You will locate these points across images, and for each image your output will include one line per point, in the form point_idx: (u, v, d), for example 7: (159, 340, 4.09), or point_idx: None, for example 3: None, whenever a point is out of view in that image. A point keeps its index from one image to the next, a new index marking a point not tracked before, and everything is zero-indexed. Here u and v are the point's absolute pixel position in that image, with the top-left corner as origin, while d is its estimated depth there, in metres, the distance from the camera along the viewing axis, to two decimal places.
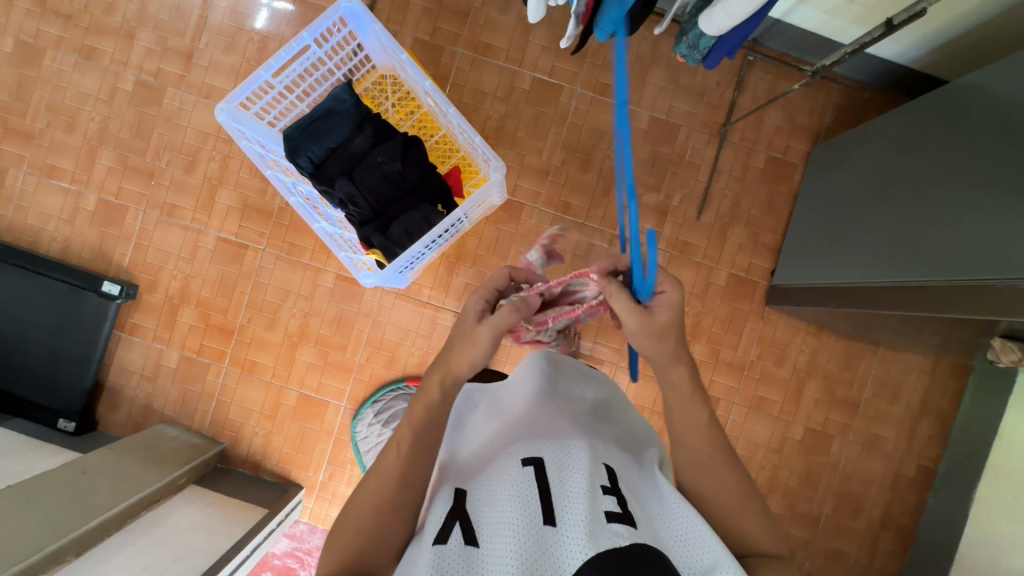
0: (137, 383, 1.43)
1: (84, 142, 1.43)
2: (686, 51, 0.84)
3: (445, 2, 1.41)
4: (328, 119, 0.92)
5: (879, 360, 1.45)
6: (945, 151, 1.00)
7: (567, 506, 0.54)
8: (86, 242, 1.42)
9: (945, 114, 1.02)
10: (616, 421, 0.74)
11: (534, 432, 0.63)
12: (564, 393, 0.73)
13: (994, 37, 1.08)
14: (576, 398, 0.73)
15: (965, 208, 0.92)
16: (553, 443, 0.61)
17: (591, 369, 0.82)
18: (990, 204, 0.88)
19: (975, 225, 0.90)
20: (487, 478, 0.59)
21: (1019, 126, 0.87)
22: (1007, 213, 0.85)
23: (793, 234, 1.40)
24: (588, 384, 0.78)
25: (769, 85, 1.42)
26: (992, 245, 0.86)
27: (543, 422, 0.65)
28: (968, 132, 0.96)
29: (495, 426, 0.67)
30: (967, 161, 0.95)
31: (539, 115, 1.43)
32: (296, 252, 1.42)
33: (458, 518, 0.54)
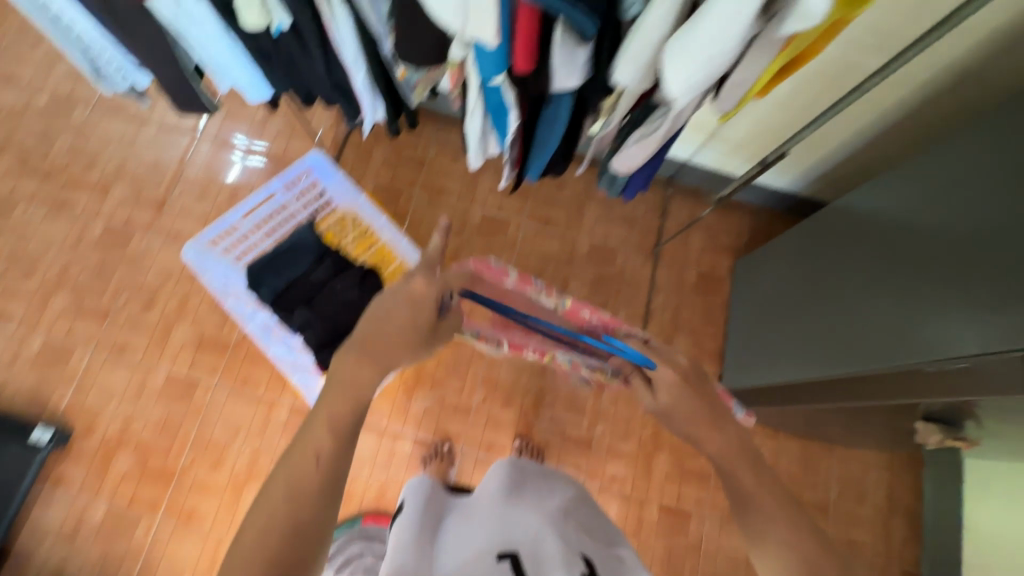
0: (51, 545, 1.27)
1: (41, 286, 1.44)
2: (607, 186, 0.98)
3: (403, 154, 1.61)
4: (290, 254, 1.00)
5: (837, 458, 1.48)
6: (839, 259, 1.17)
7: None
8: (23, 386, 1.36)
9: (845, 228, 1.18)
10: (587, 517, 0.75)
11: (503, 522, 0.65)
12: (531, 491, 0.74)
13: (857, 168, 1.34)
14: (543, 494, 0.75)
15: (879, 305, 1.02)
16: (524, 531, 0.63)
17: (561, 470, 0.86)
18: (881, 298, 1.02)
19: (872, 318, 1.02)
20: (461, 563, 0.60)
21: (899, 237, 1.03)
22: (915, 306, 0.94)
23: (732, 340, 1.51)
24: (555, 484, 0.80)
25: (689, 212, 1.63)
26: (888, 333, 0.97)
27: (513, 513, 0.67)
28: (865, 242, 1.11)
29: (464, 527, 0.67)
30: (856, 265, 1.11)
31: (490, 245, 1.57)
32: (251, 385, 1.40)
33: None
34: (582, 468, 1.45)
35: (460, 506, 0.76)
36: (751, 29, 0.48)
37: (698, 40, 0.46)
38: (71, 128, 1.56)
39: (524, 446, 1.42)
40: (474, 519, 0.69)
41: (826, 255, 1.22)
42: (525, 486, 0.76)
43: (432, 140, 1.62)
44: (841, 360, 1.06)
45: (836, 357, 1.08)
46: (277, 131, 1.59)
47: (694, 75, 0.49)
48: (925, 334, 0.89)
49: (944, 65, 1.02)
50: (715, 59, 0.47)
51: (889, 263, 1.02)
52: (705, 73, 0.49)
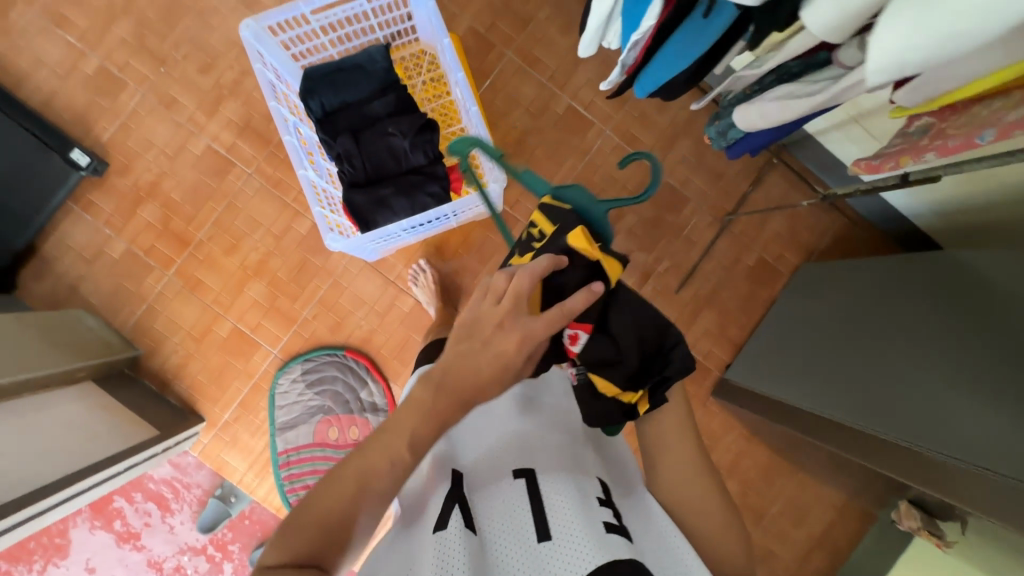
0: (71, 261, 1.35)
1: (107, 5, 1.36)
2: (715, 135, 0.86)
3: (511, 4, 1.41)
4: (353, 73, 0.90)
5: (797, 482, 1.47)
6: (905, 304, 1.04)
7: (559, 516, 0.55)
8: (72, 103, 1.35)
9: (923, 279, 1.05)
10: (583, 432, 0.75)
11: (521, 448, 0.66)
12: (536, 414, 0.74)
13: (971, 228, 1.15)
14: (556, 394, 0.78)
15: (913, 375, 0.93)
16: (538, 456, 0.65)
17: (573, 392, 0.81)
18: (940, 367, 0.89)
19: (920, 390, 0.90)
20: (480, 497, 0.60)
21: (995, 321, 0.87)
22: (965, 388, 0.83)
23: (755, 338, 1.42)
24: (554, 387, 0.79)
25: (782, 192, 1.44)
26: (930, 404, 0.87)
27: (531, 432, 0.69)
28: (942, 303, 0.98)
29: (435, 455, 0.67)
30: (924, 321, 0.98)
31: (562, 142, 1.44)
32: (282, 188, 1.38)
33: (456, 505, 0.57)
34: None
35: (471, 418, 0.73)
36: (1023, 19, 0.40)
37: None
38: None
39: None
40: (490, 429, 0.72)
41: (891, 299, 1.09)
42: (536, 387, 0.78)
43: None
44: (857, 406, 0.98)
45: (848, 403, 1.00)
46: None
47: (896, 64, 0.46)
48: (956, 430, 0.80)
49: None
50: (922, 60, 0.45)
51: (952, 330, 0.92)
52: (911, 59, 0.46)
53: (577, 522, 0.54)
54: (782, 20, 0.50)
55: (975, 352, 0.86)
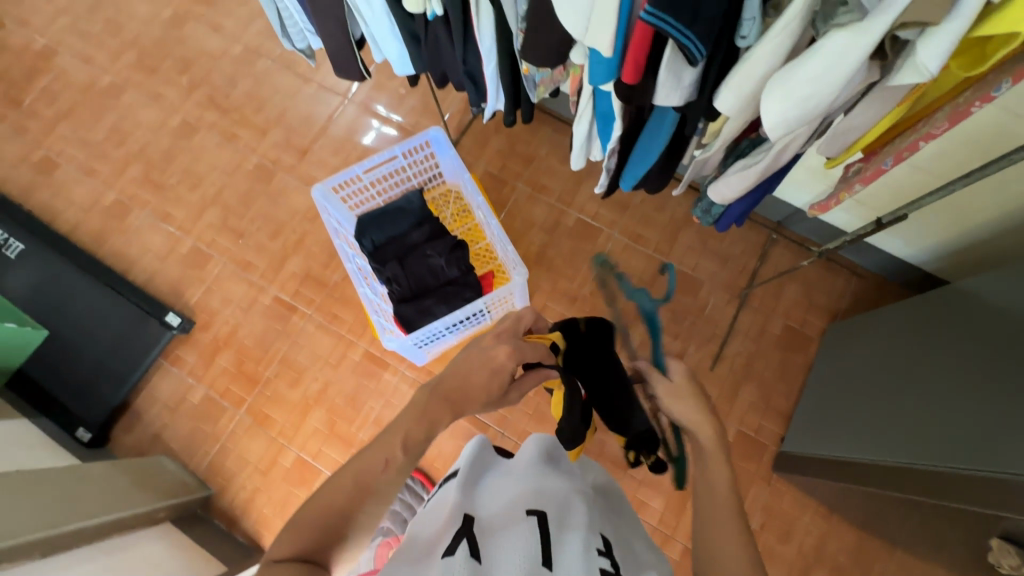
0: (157, 411, 1.52)
1: (200, 200, 1.72)
2: (700, 214, 1.00)
3: (516, 148, 1.71)
4: (395, 214, 1.11)
5: (897, 563, 1.33)
6: (943, 348, 1.10)
7: (565, 560, 0.58)
8: (168, 278, 1.64)
9: (944, 317, 1.15)
10: (603, 505, 0.81)
11: (538, 494, 0.68)
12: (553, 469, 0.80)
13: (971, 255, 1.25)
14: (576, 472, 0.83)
15: (959, 406, 0.99)
16: (553, 506, 0.67)
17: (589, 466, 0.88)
18: (983, 395, 0.95)
19: (982, 420, 0.92)
20: (495, 529, 0.61)
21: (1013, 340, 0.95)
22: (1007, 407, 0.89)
23: (804, 406, 1.42)
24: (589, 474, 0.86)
25: (789, 262, 1.54)
26: (993, 430, 0.89)
27: (553, 487, 0.72)
28: (966, 336, 1.07)
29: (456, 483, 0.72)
30: (967, 358, 1.03)
31: (576, 249, 1.62)
32: (337, 323, 1.57)
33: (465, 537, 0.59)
34: None
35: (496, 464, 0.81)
36: (863, 75, 0.57)
37: (803, 78, 0.55)
38: (251, 76, 1.85)
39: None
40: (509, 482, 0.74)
41: (921, 342, 1.17)
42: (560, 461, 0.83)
43: (546, 140, 1.71)
44: (926, 451, 0.99)
45: (914, 448, 1.01)
46: (411, 108, 1.77)
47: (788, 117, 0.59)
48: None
49: None
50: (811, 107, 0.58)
51: (991, 361, 0.97)
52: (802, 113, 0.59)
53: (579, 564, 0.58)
54: (704, 104, 0.67)
55: (1005, 372, 0.93)
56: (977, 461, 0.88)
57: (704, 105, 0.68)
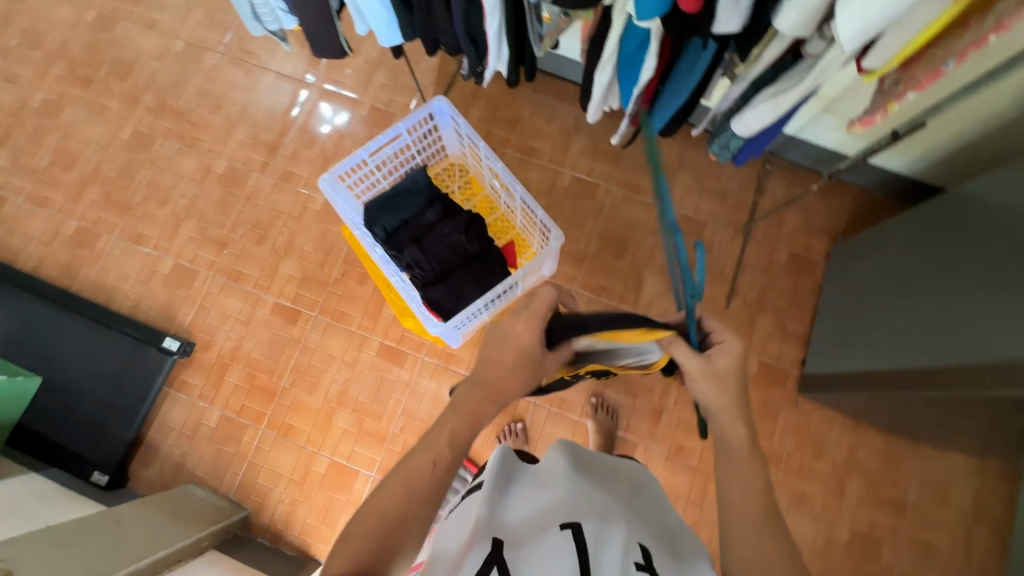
0: (173, 441, 1.45)
1: (172, 214, 1.61)
2: (718, 150, 0.98)
3: (499, 113, 1.65)
4: (404, 196, 1.06)
5: (922, 459, 1.41)
6: (944, 251, 1.16)
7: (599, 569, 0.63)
8: (155, 301, 1.54)
9: (946, 220, 1.19)
10: (634, 500, 0.85)
11: (571, 504, 0.73)
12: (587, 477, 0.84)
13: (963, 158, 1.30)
14: (603, 477, 0.86)
15: (977, 302, 1.03)
16: (587, 514, 0.72)
17: (619, 469, 0.92)
18: (1001, 287, 0.99)
19: (995, 312, 0.98)
20: (532, 543, 0.66)
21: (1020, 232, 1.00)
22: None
23: (819, 328, 1.46)
24: (615, 474, 0.90)
25: (786, 190, 1.56)
26: (1005, 320, 0.96)
27: (585, 495, 0.76)
28: (972, 236, 1.10)
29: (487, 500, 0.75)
30: (971, 257, 1.08)
31: (576, 208, 1.59)
32: (346, 320, 1.52)
33: (496, 562, 0.63)
34: (650, 435, 1.45)
35: (528, 475, 0.84)
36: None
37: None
38: (201, 73, 1.71)
39: (519, 430, 1.43)
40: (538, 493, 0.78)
41: (926, 249, 1.21)
42: (587, 466, 0.88)
43: (528, 101, 1.65)
44: (943, 350, 1.06)
45: (942, 350, 1.06)
46: (381, 86, 1.68)
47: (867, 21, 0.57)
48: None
49: None
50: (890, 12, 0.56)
51: (996, 256, 1.03)
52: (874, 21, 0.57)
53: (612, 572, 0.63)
54: (763, 28, 0.65)
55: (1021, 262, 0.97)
56: (997, 350, 0.95)
57: (761, 30, 0.66)
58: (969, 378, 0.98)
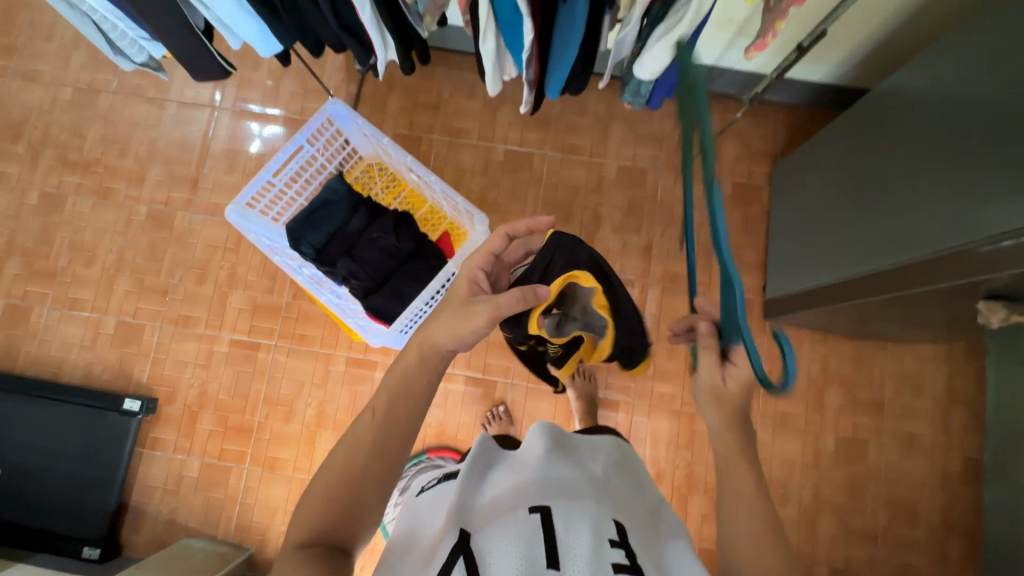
0: (160, 499, 1.42)
1: (103, 271, 1.53)
2: (631, 98, 0.95)
3: (418, 99, 1.59)
4: (324, 208, 1.01)
5: (892, 357, 1.45)
6: (880, 153, 1.16)
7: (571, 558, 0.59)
8: (106, 364, 1.48)
9: (875, 120, 1.19)
10: (616, 478, 0.81)
11: (545, 484, 0.70)
12: (569, 457, 0.80)
13: (883, 57, 1.29)
14: (587, 458, 0.82)
15: (916, 196, 1.03)
16: (562, 495, 0.68)
17: (604, 449, 0.89)
18: (937, 176, 0.99)
19: (936, 203, 0.98)
20: (500, 529, 0.63)
21: (946, 119, 1.00)
22: (962, 181, 0.94)
23: (773, 252, 1.48)
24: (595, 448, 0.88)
25: (720, 120, 1.54)
26: (944, 209, 0.96)
27: (561, 475, 0.72)
28: (902, 132, 1.10)
29: (458, 490, 0.71)
30: (908, 153, 1.08)
31: (516, 181, 1.56)
32: (307, 341, 1.48)
33: (461, 553, 0.60)
34: (631, 389, 1.46)
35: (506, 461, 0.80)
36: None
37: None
38: (99, 117, 1.61)
39: (502, 413, 1.43)
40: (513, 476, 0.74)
41: (863, 154, 1.21)
42: (569, 446, 0.83)
43: (445, 80, 1.59)
44: (891, 250, 1.06)
45: (891, 250, 1.06)
46: (291, 94, 1.60)
47: None
48: (984, 211, 0.88)
49: None
50: None
51: (931, 147, 1.02)
52: None
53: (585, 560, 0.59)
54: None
55: (950, 149, 0.97)
56: (942, 241, 0.95)
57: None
58: (918, 272, 0.99)
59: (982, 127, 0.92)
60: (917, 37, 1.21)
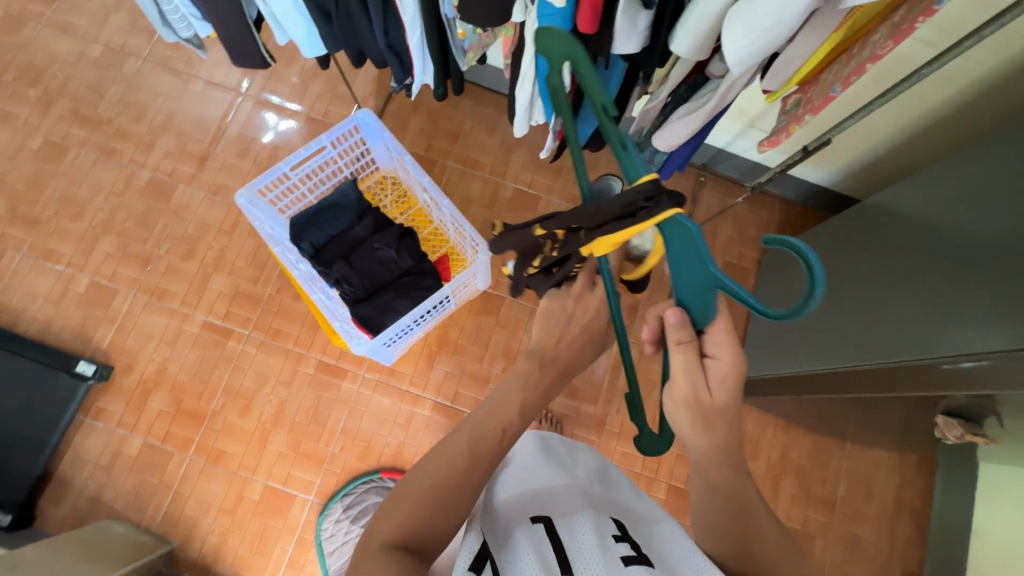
0: (89, 473, 1.35)
1: (89, 229, 1.50)
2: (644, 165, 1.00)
3: (440, 125, 1.64)
4: (332, 211, 1.03)
5: (849, 457, 1.48)
6: (860, 257, 1.22)
7: (579, 553, 0.56)
8: (68, 323, 1.43)
9: (860, 227, 1.26)
10: (609, 483, 0.78)
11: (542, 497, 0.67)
12: (558, 467, 0.77)
13: (877, 172, 1.38)
14: (577, 466, 0.79)
15: (883, 302, 1.09)
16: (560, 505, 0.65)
17: (585, 449, 0.86)
18: (906, 288, 1.04)
19: (905, 314, 1.01)
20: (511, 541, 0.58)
21: (919, 240, 1.06)
22: (923, 298, 0.99)
23: (752, 333, 1.52)
24: (580, 453, 0.84)
25: (720, 201, 1.62)
26: (906, 319, 1.01)
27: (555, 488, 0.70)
28: (882, 241, 1.17)
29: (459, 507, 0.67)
30: (889, 262, 1.12)
31: (519, 220, 1.60)
32: (281, 337, 1.46)
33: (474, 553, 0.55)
34: (595, 443, 1.46)
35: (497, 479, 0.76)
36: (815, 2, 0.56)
37: (763, 8, 0.55)
38: (122, 79, 1.62)
39: None
40: (508, 487, 0.71)
41: (845, 254, 1.27)
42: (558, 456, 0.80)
43: (469, 113, 1.65)
44: (852, 351, 1.10)
45: (853, 351, 1.10)
46: (318, 96, 1.64)
47: (746, 53, 0.59)
48: (956, 330, 0.90)
49: (996, 62, 1.01)
50: (767, 45, 0.59)
51: (910, 260, 1.06)
52: (756, 51, 0.59)
53: (595, 554, 0.55)
54: (660, 49, 0.67)
55: (919, 267, 1.03)
56: (897, 352, 0.99)
57: (660, 49, 0.67)
58: (877, 378, 1.03)
59: (950, 254, 0.98)
60: (905, 160, 1.31)
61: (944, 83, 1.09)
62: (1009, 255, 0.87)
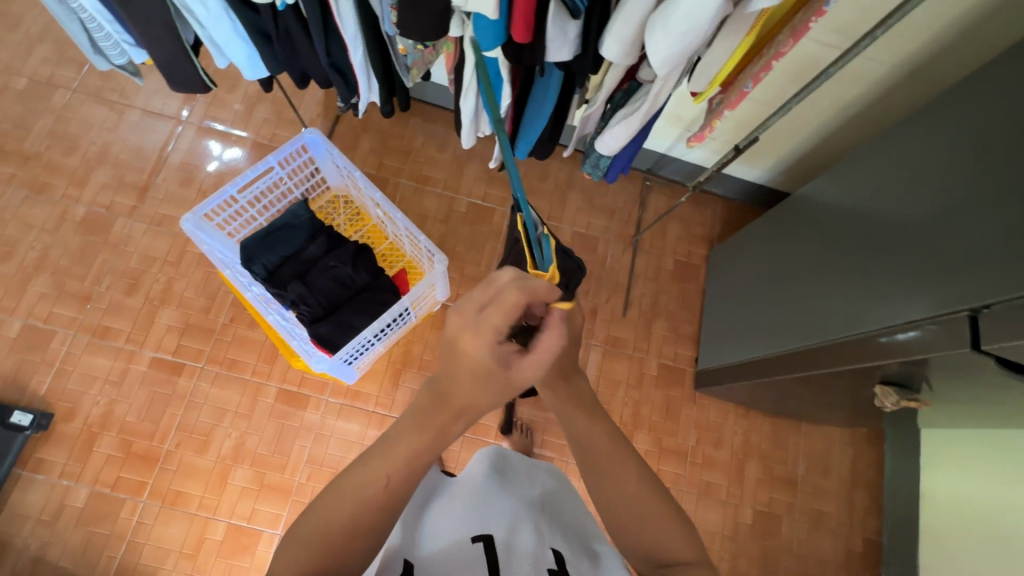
0: (30, 531, 1.25)
1: (19, 269, 1.42)
2: (590, 170, 1.04)
3: (390, 144, 1.65)
4: (284, 232, 1.02)
5: (805, 436, 1.56)
6: (795, 246, 1.30)
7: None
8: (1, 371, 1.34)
9: (792, 220, 1.34)
10: (559, 505, 0.81)
11: (486, 511, 0.69)
12: (510, 481, 0.79)
13: (805, 166, 1.49)
14: (529, 483, 0.82)
15: (820, 286, 1.17)
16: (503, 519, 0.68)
17: (542, 465, 0.88)
18: (839, 271, 1.12)
19: (840, 294, 1.09)
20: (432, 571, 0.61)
21: (846, 226, 1.15)
22: (854, 279, 1.07)
23: (706, 326, 1.59)
24: (536, 472, 0.86)
25: (666, 203, 1.69)
26: (840, 299, 1.09)
27: (501, 502, 0.72)
28: (813, 230, 1.26)
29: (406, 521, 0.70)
30: (824, 249, 1.20)
31: (475, 232, 1.62)
32: (237, 368, 1.41)
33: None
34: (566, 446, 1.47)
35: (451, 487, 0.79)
36: (725, 6, 0.61)
37: (679, 14, 0.60)
38: (51, 111, 1.55)
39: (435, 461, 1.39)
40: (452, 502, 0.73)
41: (781, 246, 1.36)
42: (513, 471, 0.82)
43: (419, 131, 1.67)
44: (799, 333, 1.17)
45: (798, 333, 1.17)
46: (262, 120, 1.62)
47: (669, 56, 0.63)
48: (884, 304, 0.97)
49: (893, 61, 1.13)
50: (687, 48, 0.63)
51: (840, 244, 1.15)
52: (678, 54, 0.64)
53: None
54: (591, 55, 0.71)
55: (849, 251, 1.12)
56: (837, 330, 1.06)
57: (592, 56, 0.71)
58: (820, 356, 1.10)
59: (874, 235, 1.06)
60: (828, 155, 1.42)
61: (853, 80, 1.19)
62: (921, 232, 0.95)
